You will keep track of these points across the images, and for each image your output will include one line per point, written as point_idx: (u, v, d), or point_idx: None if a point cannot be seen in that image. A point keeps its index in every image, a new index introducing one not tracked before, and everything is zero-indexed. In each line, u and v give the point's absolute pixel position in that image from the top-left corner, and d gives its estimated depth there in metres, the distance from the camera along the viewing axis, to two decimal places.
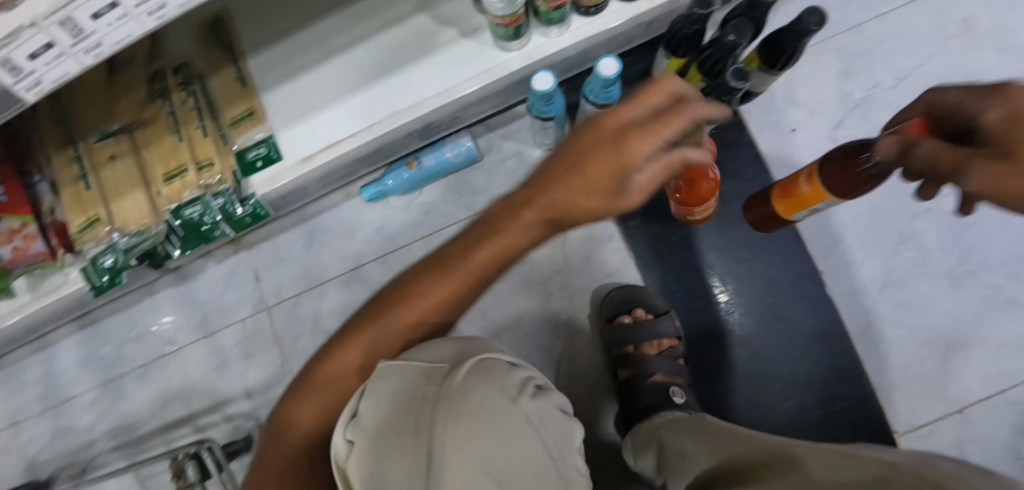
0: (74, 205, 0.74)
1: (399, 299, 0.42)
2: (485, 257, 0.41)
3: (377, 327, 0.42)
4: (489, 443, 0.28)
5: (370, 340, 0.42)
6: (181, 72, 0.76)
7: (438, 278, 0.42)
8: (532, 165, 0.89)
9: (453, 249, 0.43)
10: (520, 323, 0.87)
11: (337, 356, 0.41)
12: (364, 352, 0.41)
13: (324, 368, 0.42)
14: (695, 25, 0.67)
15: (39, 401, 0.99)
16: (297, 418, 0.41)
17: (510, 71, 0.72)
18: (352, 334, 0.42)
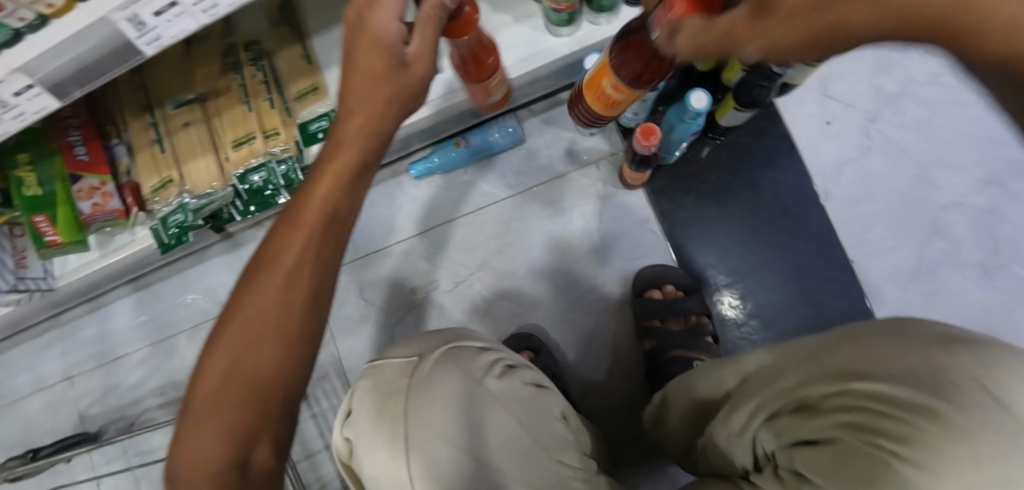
0: (147, 167, 0.80)
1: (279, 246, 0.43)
2: (333, 176, 0.43)
3: (258, 285, 0.42)
4: (430, 415, 0.44)
5: (258, 296, 0.42)
6: (252, 48, 0.82)
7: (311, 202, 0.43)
8: (573, 148, 0.93)
9: (278, 241, 0.43)
10: (555, 298, 0.91)
11: (236, 323, 0.41)
12: (260, 313, 0.41)
13: (222, 344, 0.41)
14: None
15: (96, 355, 1.06)
16: (215, 408, 0.40)
17: (559, 55, 0.77)
18: (240, 303, 0.42)
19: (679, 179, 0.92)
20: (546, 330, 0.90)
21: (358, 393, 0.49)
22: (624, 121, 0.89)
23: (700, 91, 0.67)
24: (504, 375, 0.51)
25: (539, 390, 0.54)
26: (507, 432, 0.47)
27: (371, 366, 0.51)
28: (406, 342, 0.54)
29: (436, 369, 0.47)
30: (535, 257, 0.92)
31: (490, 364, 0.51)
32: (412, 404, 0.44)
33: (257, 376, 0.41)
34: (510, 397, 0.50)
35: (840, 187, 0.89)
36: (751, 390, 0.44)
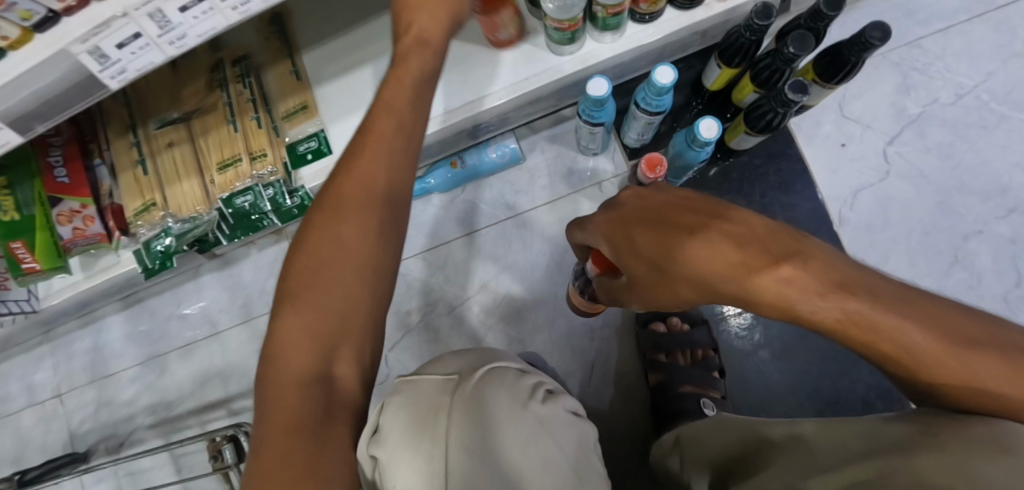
0: (130, 189, 0.77)
1: (334, 210, 0.40)
2: (387, 136, 0.41)
3: (315, 255, 0.39)
4: (474, 437, 0.43)
5: (318, 260, 0.38)
6: (239, 64, 0.79)
7: (363, 164, 0.41)
8: (576, 167, 0.89)
9: (351, 152, 0.42)
10: (555, 325, 0.87)
11: (300, 291, 0.38)
12: (323, 279, 0.38)
13: (286, 318, 0.38)
14: (752, 36, 0.66)
15: (84, 373, 1.03)
16: (290, 380, 0.35)
17: (562, 75, 0.73)
18: (300, 275, 0.39)
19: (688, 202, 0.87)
20: (545, 358, 0.86)
21: (389, 407, 0.48)
22: (629, 142, 0.83)
23: (710, 120, 0.62)
24: (546, 400, 0.49)
25: (577, 419, 0.52)
26: (553, 458, 0.44)
27: (405, 382, 0.51)
28: (437, 361, 0.55)
29: (477, 388, 0.47)
30: (535, 282, 0.89)
31: (531, 388, 0.49)
32: (455, 422, 0.44)
33: (324, 344, 0.36)
34: (553, 424, 0.48)
35: (855, 213, 0.85)
36: (815, 467, 0.40)
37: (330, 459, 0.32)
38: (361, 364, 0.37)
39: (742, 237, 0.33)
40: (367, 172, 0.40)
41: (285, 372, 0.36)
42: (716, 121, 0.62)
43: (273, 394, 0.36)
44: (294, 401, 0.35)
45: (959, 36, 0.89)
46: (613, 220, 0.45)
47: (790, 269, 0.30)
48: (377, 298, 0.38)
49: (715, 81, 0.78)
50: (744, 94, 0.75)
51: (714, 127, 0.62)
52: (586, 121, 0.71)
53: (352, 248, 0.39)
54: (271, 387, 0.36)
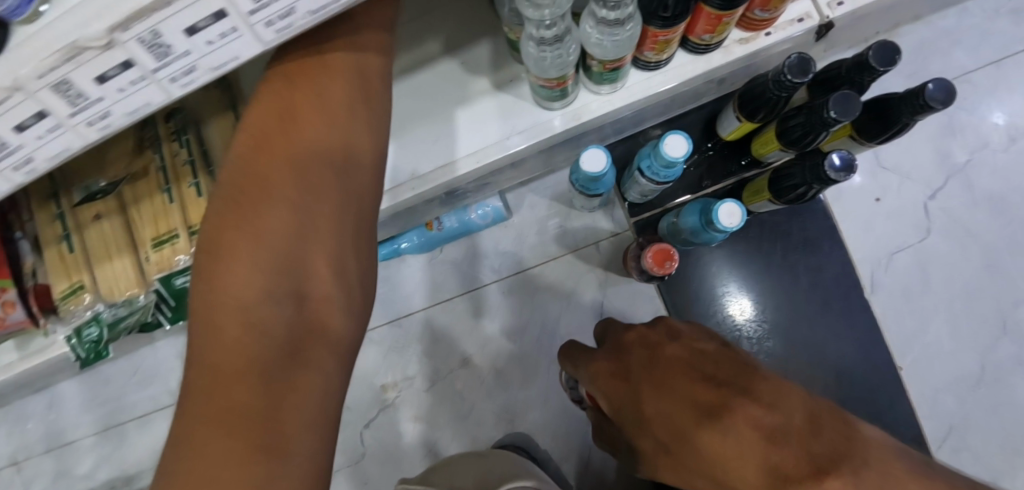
0: (55, 268, 0.67)
1: (287, 137, 0.35)
2: (349, 67, 0.38)
3: (253, 179, 0.34)
4: None
5: (272, 180, 0.34)
6: (173, 118, 0.68)
7: (320, 86, 0.37)
8: (570, 225, 0.78)
9: (297, 61, 0.38)
10: (548, 403, 0.79)
11: (244, 219, 0.33)
12: (278, 201, 0.33)
13: (226, 254, 0.32)
14: (782, 92, 0.54)
15: (41, 441, 0.95)
16: (240, 322, 0.30)
17: (550, 133, 0.61)
18: (241, 197, 0.33)
19: (697, 264, 0.76)
20: (536, 439, 0.78)
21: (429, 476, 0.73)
22: (632, 198, 0.72)
23: (731, 203, 0.51)
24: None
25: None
26: None
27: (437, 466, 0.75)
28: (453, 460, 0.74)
29: None
30: (523, 354, 0.79)
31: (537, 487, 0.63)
32: None
33: (287, 279, 0.33)
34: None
35: (890, 278, 0.74)
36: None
37: (305, 397, 0.30)
38: (339, 287, 0.34)
39: (767, 426, 0.41)
40: (329, 94, 0.37)
41: (226, 328, 0.30)
42: (739, 203, 0.51)
43: (210, 342, 0.30)
44: (250, 340, 0.30)
45: (1018, 67, 0.75)
46: (617, 377, 0.53)
47: (833, 482, 0.35)
48: (347, 220, 0.35)
49: (731, 132, 0.67)
50: (768, 149, 0.64)
51: (737, 212, 0.51)
52: (580, 191, 0.60)
53: (313, 176, 0.35)
54: (206, 332, 0.31)
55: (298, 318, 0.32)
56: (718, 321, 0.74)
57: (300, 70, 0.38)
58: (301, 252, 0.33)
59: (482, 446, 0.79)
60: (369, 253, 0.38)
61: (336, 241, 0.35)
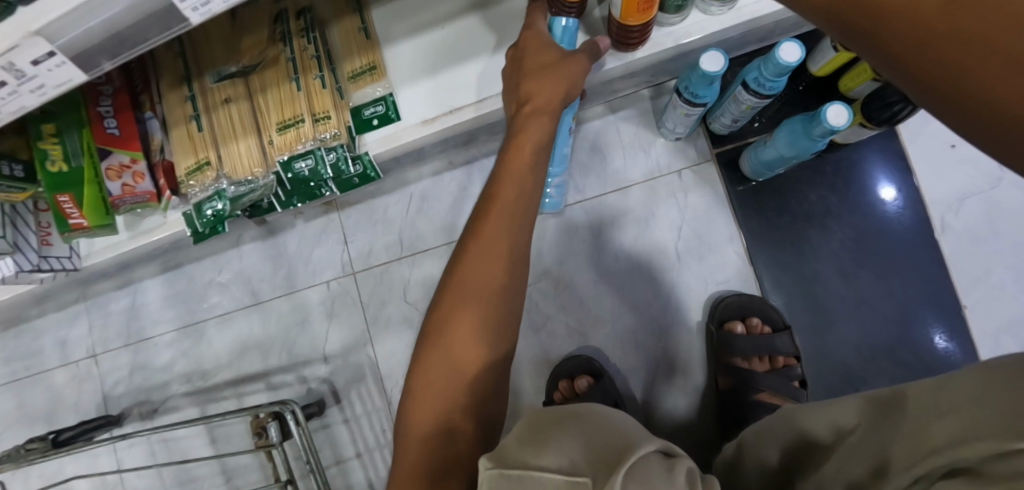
0: (183, 145, 0.71)
1: (515, 150, 0.51)
2: (525, 184, 0.50)
3: (461, 304, 0.45)
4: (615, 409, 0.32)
5: (458, 312, 0.45)
6: (303, 17, 0.72)
7: (534, 120, 0.52)
8: (653, 154, 0.83)
9: (471, 246, 0.47)
10: (620, 320, 0.82)
11: (471, 281, 0.46)
12: (466, 307, 0.45)
13: (450, 303, 0.46)
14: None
15: (121, 335, 1.00)
16: (435, 360, 0.44)
17: (662, 47, 0.65)
18: (456, 307, 0.45)
19: (773, 194, 0.81)
20: (607, 353, 0.82)
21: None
22: (718, 128, 0.77)
23: (839, 106, 0.56)
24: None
25: None
26: None
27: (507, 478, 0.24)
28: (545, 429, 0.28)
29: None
30: (600, 271, 0.83)
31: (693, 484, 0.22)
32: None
33: (468, 367, 0.44)
34: None
35: (960, 221, 0.78)
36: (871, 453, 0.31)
37: (473, 323, 0.45)
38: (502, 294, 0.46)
39: None
40: (499, 253, 0.46)
41: (468, 300, 0.45)
42: (846, 106, 0.56)
43: (451, 309, 0.46)
44: (463, 391, 0.44)
45: None
46: None
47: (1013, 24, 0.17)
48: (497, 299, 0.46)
49: (822, 66, 0.71)
50: (860, 81, 0.67)
51: (844, 115, 0.56)
52: (686, 100, 0.65)
53: (482, 290, 0.45)
54: (418, 387, 0.45)
55: (488, 370, 0.45)
56: (765, 274, 0.80)
57: (523, 62, 0.56)
58: (499, 267, 0.46)
59: (554, 359, 0.83)
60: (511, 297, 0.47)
61: (499, 321, 0.45)
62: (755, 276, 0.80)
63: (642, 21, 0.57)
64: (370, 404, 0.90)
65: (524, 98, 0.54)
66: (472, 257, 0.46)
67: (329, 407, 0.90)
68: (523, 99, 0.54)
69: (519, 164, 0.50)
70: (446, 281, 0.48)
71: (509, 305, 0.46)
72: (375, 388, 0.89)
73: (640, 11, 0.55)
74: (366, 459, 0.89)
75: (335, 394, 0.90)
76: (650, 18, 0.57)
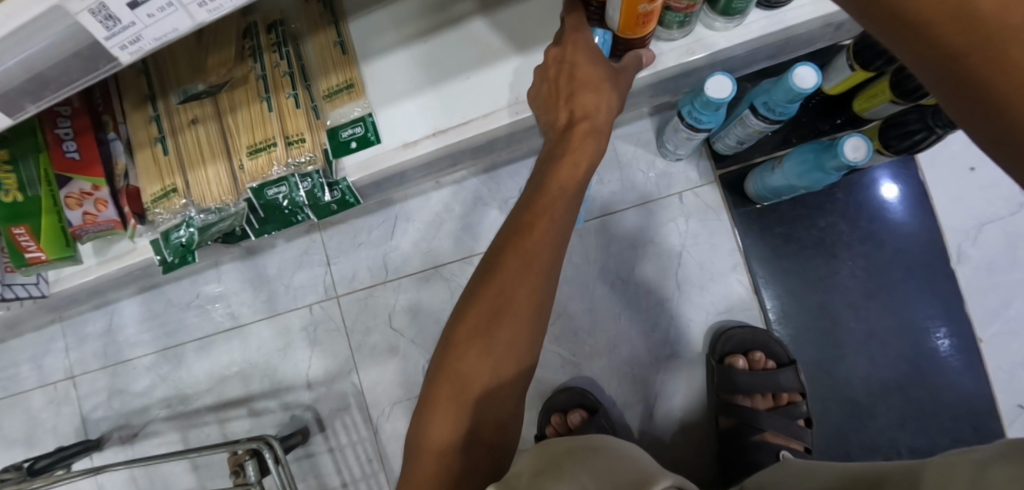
0: (148, 170, 0.67)
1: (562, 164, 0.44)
2: (568, 200, 0.43)
3: (492, 325, 0.41)
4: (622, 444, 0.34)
5: (488, 330, 0.41)
6: (275, 30, 0.66)
7: (583, 143, 0.45)
8: (652, 174, 0.78)
9: (507, 262, 0.41)
10: (616, 351, 0.78)
11: (507, 302, 0.41)
12: (500, 331, 0.41)
13: (479, 319, 0.41)
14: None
15: (99, 358, 0.97)
16: (458, 375, 0.40)
17: (663, 66, 0.59)
18: (487, 326, 0.41)
19: (778, 220, 0.76)
20: (602, 385, 0.78)
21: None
22: (721, 148, 0.72)
23: (856, 138, 0.51)
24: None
25: None
26: None
27: None
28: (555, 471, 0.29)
29: None
30: (595, 299, 0.79)
31: None
32: None
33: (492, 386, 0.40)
34: None
35: (977, 250, 0.73)
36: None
37: (506, 349, 0.41)
38: (536, 320, 0.42)
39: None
40: (537, 274, 0.41)
41: (502, 320, 0.41)
42: (865, 139, 0.51)
43: (478, 328, 0.41)
44: (483, 409, 0.40)
45: None
46: None
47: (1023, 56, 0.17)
48: (532, 325, 0.42)
49: (835, 85, 0.65)
50: (877, 102, 0.62)
51: (863, 147, 0.51)
52: (688, 125, 0.60)
53: (518, 314, 0.41)
54: (437, 397, 0.41)
55: (511, 388, 0.42)
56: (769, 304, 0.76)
57: (570, 73, 0.45)
58: (536, 289, 0.41)
59: (546, 390, 0.79)
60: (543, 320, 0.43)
61: (528, 341, 0.41)
62: (758, 306, 0.76)
63: (637, 34, 0.50)
64: (355, 433, 0.86)
65: (572, 112, 0.46)
66: (510, 275, 0.41)
67: (314, 436, 0.87)
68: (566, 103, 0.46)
69: (565, 178, 0.43)
70: (474, 287, 0.43)
71: (539, 327, 0.43)
72: (360, 417, 0.86)
73: (639, 26, 0.48)
74: None
75: (319, 422, 0.87)
76: (648, 32, 0.51)
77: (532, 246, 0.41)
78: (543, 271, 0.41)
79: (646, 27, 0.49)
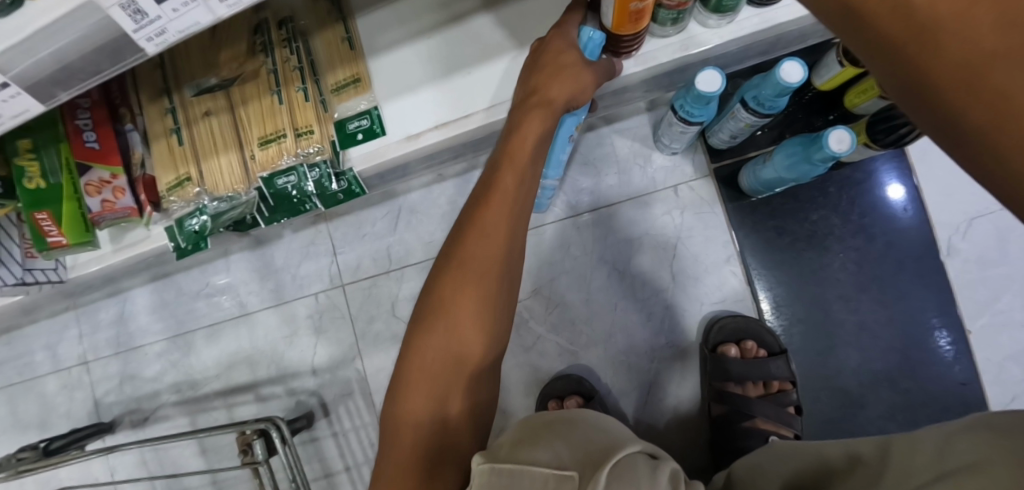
0: (163, 160, 0.70)
1: (516, 147, 0.47)
2: (525, 173, 0.46)
3: (458, 298, 0.42)
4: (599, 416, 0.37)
5: (457, 300, 0.42)
6: (285, 27, 0.69)
7: (535, 116, 0.48)
8: (649, 169, 0.80)
9: (468, 235, 0.44)
10: (613, 340, 0.80)
11: (471, 274, 0.43)
12: (467, 303, 0.42)
13: (446, 294, 0.43)
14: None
15: (111, 344, 1.00)
16: (431, 350, 0.42)
17: (657, 62, 0.61)
18: (453, 299, 0.42)
19: (771, 213, 0.78)
20: (598, 374, 0.80)
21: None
22: (715, 143, 0.74)
23: (841, 131, 0.53)
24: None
25: None
26: None
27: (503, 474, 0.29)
28: (537, 438, 0.32)
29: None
30: (592, 289, 0.81)
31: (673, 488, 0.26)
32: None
33: (464, 358, 0.42)
34: None
35: (967, 244, 0.75)
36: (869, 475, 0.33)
37: (475, 319, 0.42)
38: (503, 292, 0.44)
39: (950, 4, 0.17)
40: (500, 245, 0.43)
41: (468, 291, 0.42)
42: (849, 132, 0.53)
43: (446, 302, 0.43)
44: (458, 379, 0.42)
45: None
46: None
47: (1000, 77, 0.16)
48: (498, 295, 0.43)
49: (827, 80, 0.67)
50: (866, 98, 0.65)
51: (847, 140, 0.53)
52: (681, 119, 0.62)
53: (482, 286, 0.43)
54: (409, 376, 0.42)
55: (485, 358, 0.43)
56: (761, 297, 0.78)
57: (539, 59, 0.50)
58: (498, 261, 0.43)
59: (544, 377, 0.81)
60: (510, 292, 0.45)
61: (498, 313, 0.43)
62: (752, 297, 0.78)
63: (630, 32, 0.53)
64: (358, 419, 0.89)
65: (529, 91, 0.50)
66: (471, 248, 0.43)
67: (318, 420, 0.89)
68: (528, 92, 0.49)
69: (520, 159, 0.46)
70: (439, 266, 0.45)
71: (507, 299, 0.45)
72: (364, 403, 0.89)
73: (631, 23, 0.51)
74: (355, 474, 0.88)
75: (323, 407, 0.90)
76: (641, 28, 0.53)
77: (492, 218, 0.44)
78: (503, 242, 0.43)
79: (638, 26, 0.51)
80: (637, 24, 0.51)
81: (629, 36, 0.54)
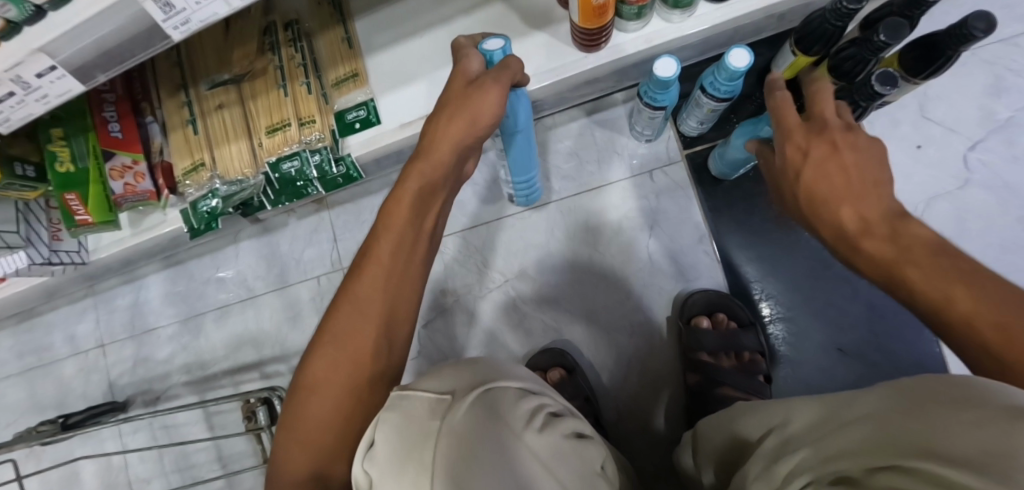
0: (179, 147, 0.77)
1: (406, 187, 0.47)
2: (416, 208, 0.47)
3: (345, 336, 0.42)
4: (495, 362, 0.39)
5: (343, 340, 0.42)
6: (291, 28, 0.76)
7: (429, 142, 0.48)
8: (626, 156, 0.86)
9: (358, 272, 0.44)
10: (594, 317, 0.85)
11: (356, 315, 0.43)
12: (354, 341, 0.42)
13: (333, 335, 0.43)
14: (856, 4, 0.56)
15: (126, 328, 1.06)
16: (339, 361, 0.42)
17: (624, 54, 0.68)
18: (342, 339, 0.42)
19: (740, 196, 0.84)
20: (580, 349, 0.85)
21: (383, 427, 0.28)
22: (687, 130, 0.80)
23: None
24: (546, 429, 0.29)
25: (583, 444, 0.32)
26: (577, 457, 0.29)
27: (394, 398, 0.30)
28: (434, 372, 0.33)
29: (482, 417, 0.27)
30: (574, 268, 0.86)
31: (531, 413, 0.29)
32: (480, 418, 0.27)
33: (375, 357, 0.42)
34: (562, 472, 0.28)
35: (926, 222, 0.80)
36: (800, 440, 0.32)
37: (364, 357, 0.42)
38: (397, 325, 0.44)
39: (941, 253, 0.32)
40: (388, 279, 0.44)
41: (357, 329, 0.43)
42: None
43: (333, 343, 0.42)
44: (344, 423, 0.40)
45: None
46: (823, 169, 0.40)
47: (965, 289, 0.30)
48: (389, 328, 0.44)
49: (785, 70, 0.74)
50: None
51: None
52: (647, 104, 0.68)
53: (370, 323, 0.43)
54: (293, 423, 0.41)
55: (376, 395, 0.42)
56: (733, 275, 0.83)
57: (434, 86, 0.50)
58: (388, 294, 0.44)
59: (529, 353, 0.86)
60: (405, 324, 0.45)
61: (388, 349, 0.43)
62: (726, 274, 0.83)
63: (595, 27, 0.60)
64: None
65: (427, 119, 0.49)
66: (360, 287, 0.44)
67: None
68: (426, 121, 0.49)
69: (409, 197, 0.46)
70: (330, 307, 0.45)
71: (401, 334, 0.45)
72: None
73: (596, 17, 0.57)
74: None
75: None
76: (606, 22, 0.59)
77: (380, 255, 0.44)
78: (392, 276, 0.44)
79: (602, 22, 0.58)
80: (600, 20, 0.58)
81: (596, 31, 0.61)
